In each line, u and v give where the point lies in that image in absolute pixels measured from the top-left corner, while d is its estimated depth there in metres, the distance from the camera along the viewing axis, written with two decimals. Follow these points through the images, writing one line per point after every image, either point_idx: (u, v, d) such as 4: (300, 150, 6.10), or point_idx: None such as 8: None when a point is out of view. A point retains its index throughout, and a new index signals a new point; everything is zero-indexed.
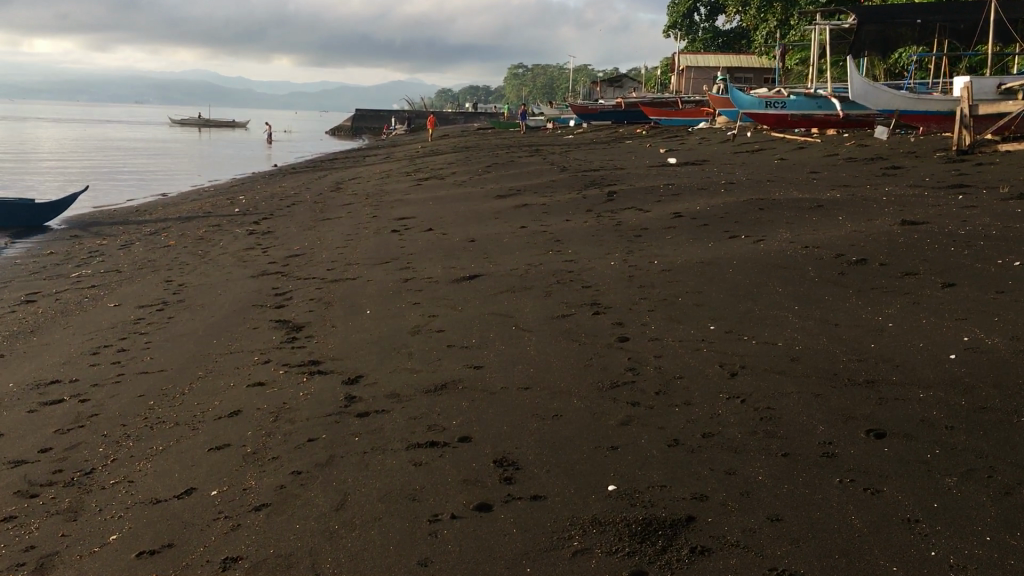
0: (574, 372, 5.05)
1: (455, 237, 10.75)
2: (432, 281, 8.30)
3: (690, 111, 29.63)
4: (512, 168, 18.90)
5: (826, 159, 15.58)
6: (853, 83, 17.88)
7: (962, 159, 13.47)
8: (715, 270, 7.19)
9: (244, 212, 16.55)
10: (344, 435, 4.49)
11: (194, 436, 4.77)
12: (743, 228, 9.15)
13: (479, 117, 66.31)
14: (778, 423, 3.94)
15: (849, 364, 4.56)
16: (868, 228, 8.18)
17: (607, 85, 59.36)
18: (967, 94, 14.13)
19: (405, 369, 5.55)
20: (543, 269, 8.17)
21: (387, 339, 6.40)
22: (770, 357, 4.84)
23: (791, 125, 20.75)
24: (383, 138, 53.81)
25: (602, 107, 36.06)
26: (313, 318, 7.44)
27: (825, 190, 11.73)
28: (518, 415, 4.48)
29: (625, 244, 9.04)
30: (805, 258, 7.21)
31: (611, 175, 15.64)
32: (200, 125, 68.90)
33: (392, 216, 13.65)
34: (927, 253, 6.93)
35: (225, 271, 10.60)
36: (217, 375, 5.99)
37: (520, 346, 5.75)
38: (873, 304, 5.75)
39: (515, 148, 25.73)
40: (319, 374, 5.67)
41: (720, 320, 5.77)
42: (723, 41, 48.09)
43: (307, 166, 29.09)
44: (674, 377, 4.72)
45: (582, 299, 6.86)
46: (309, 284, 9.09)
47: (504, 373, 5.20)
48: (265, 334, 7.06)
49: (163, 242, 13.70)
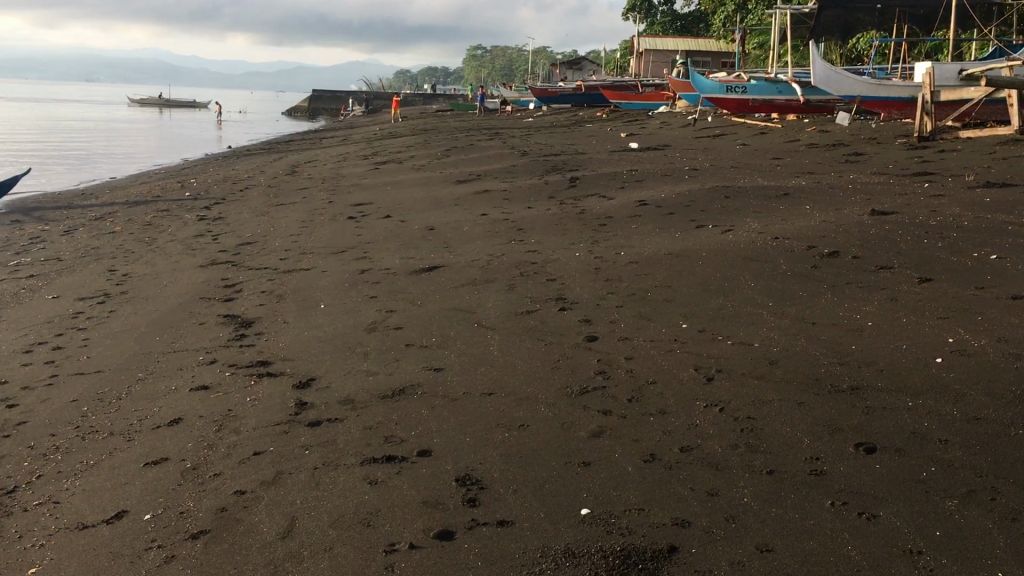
0: (540, 375, 4.77)
1: (413, 225, 10.38)
2: (390, 272, 7.96)
3: (651, 94, 29.43)
4: (472, 151, 18.51)
5: (789, 145, 15.43)
6: (815, 68, 17.73)
7: (925, 146, 13.39)
8: (685, 263, 6.94)
9: (195, 197, 16.00)
10: (293, 447, 4.16)
11: (130, 448, 4.41)
12: (710, 217, 8.91)
13: (438, 99, 65.67)
14: (761, 436, 3.69)
15: (831, 367, 4.32)
16: (837, 218, 7.99)
17: (567, 68, 59.08)
18: (929, 80, 14.01)
19: (360, 371, 5.21)
20: (505, 260, 7.86)
21: (343, 336, 6.06)
22: (748, 359, 4.59)
23: (752, 111, 20.38)
24: (340, 119, 53.06)
25: (561, 90, 35.72)
26: (263, 313, 7.05)
27: (790, 177, 11.58)
28: (481, 424, 4.19)
29: (590, 233, 8.77)
30: (776, 250, 6.98)
31: (574, 160, 15.35)
32: (156, 107, 67.33)
33: (348, 202, 13.24)
34: (899, 245, 6.73)
35: (171, 260, 10.14)
36: (158, 377, 5.60)
37: (482, 346, 5.45)
38: (849, 300, 5.52)
39: (474, 131, 25.36)
40: (268, 376, 5.32)
41: (692, 318, 5.51)
42: (681, 24, 48.02)
43: (262, 148, 28.41)
44: (647, 383, 4.45)
45: (547, 293, 6.56)
46: (260, 274, 8.68)
47: (466, 376, 4.90)
48: (212, 330, 6.67)
49: (109, 228, 13.15)
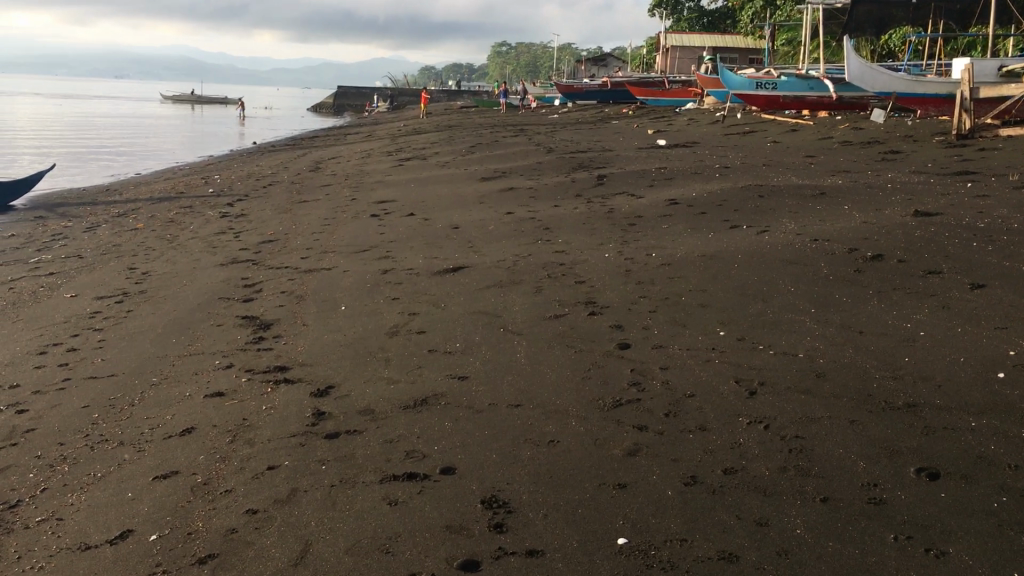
0: (570, 385, 4.52)
1: (437, 224, 10.15)
2: (413, 273, 7.73)
3: (678, 91, 29.04)
4: (497, 148, 18.27)
5: (821, 142, 15.06)
6: (849, 63, 17.30)
7: (963, 144, 12.98)
8: (719, 265, 6.65)
9: (218, 193, 15.87)
10: (309, 462, 3.93)
11: (140, 460, 4.20)
12: (743, 216, 8.61)
13: (464, 95, 65.49)
14: (811, 459, 3.44)
15: (884, 383, 4.05)
16: (879, 219, 7.67)
17: (591, 64, 58.69)
18: (968, 76, 13.56)
19: (381, 379, 4.98)
20: (532, 261, 7.61)
21: (363, 341, 5.82)
22: (794, 371, 4.31)
23: (782, 107, 20.04)
24: (365, 116, 53.00)
25: (586, 86, 35.37)
26: (283, 315, 6.84)
27: (825, 175, 11.24)
28: (508, 438, 3.94)
29: (619, 233, 8.49)
30: (815, 252, 6.67)
31: (600, 157, 15.03)
32: (190, 104, 67.67)
33: (372, 199, 13.02)
34: (947, 248, 6.42)
35: (192, 258, 9.95)
36: (173, 382, 5.38)
37: (508, 353, 5.20)
38: (898, 307, 5.24)
39: (499, 128, 25.07)
40: (286, 383, 5.09)
41: (730, 324, 5.23)
42: (708, 21, 47.54)
43: (287, 144, 28.33)
44: (684, 396, 4.19)
45: (576, 296, 6.31)
46: (280, 274, 8.48)
47: (492, 386, 4.65)
48: (229, 332, 6.46)
49: (132, 226, 12.98)
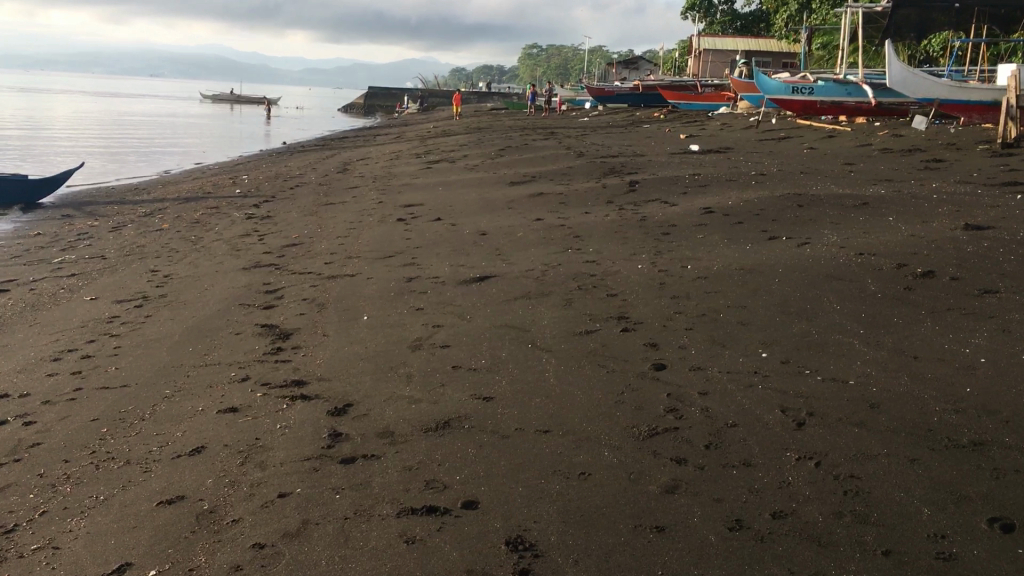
0: (604, 410, 4.24)
1: (464, 229, 9.89)
2: (439, 281, 7.49)
3: (711, 95, 28.62)
4: (527, 151, 18.00)
5: (860, 150, 14.65)
6: (891, 68, 16.83)
7: (1009, 153, 12.52)
8: (760, 279, 6.34)
9: (245, 194, 15.74)
10: (323, 490, 3.68)
11: (145, 482, 3.97)
12: (783, 227, 8.28)
13: (494, 97, 65.32)
14: (869, 504, 3.13)
15: (946, 417, 3.72)
16: (926, 232, 7.31)
17: (622, 67, 58.34)
18: (1014, 83, 13.10)
19: (401, 399, 4.73)
20: (562, 271, 7.34)
21: (384, 355, 5.58)
22: (846, 401, 4.00)
23: (819, 112, 19.67)
24: (395, 117, 52.99)
25: (618, 89, 34.98)
26: (303, 323, 6.62)
27: (866, 184, 10.86)
28: (537, 471, 3.67)
29: (652, 242, 8.19)
30: (861, 268, 6.34)
31: (632, 161, 14.72)
32: (226, 104, 68.23)
33: (399, 202, 12.80)
34: (1003, 266, 6.05)
35: (215, 261, 9.77)
36: (184, 396, 5.16)
37: (537, 371, 4.92)
38: (954, 330, 4.90)
39: (529, 130, 24.79)
40: (302, 400, 4.86)
41: (774, 345, 4.92)
42: (741, 24, 47.02)
43: (315, 144, 28.22)
44: (725, 426, 3.90)
45: (609, 310, 6.03)
46: (303, 279, 8.28)
47: (519, 409, 4.38)
48: (247, 342, 6.24)
49: (157, 226, 12.85)
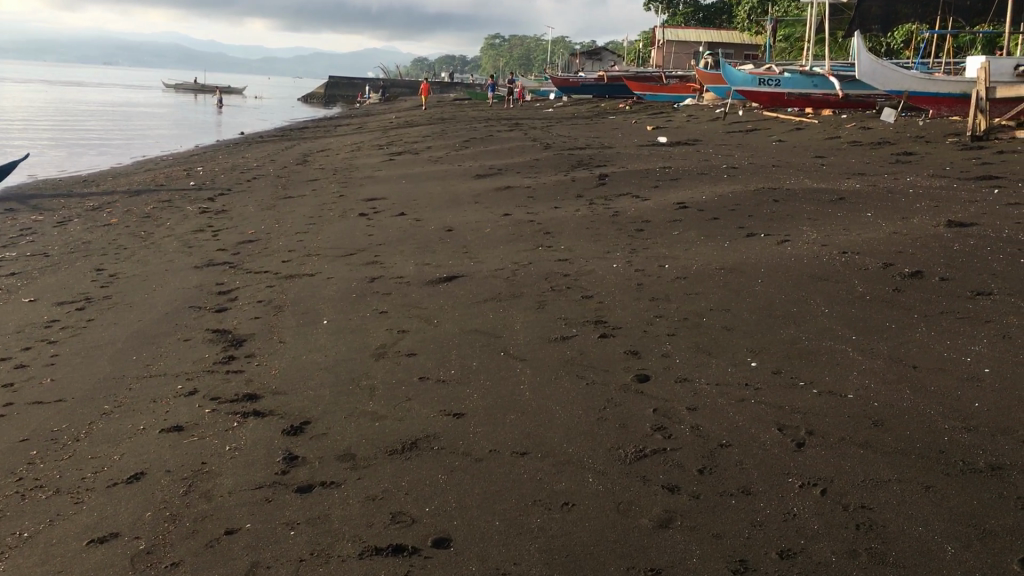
0: (584, 428, 3.91)
1: (429, 225, 9.50)
2: (403, 281, 7.11)
3: (677, 87, 28.38)
4: (492, 142, 17.65)
5: (829, 142, 14.48)
6: (859, 60, 16.69)
7: (978, 146, 12.38)
8: (742, 279, 6.04)
9: (200, 186, 15.21)
10: (275, 525, 3.32)
11: (76, 516, 3.60)
12: (759, 223, 8.01)
13: (457, 87, 64.72)
14: (885, 540, 2.82)
15: (958, 436, 3.42)
16: (908, 229, 7.06)
17: (585, 57, 58.07)
18: (984, 75, 12.81)
19: (363, 416, 4.37)
20: (533, 270, 6.99)
21: (345, 363, 5.21)
22: (848, 417, 3.70)
23: (786, 105, 19.50)
24: (356, 107, 52.19)
25: (582, 80, 34.65)
26: (257, 328, 6.23)
27: (840, 178, 10.63)
28: (515, 500, 3.33)
29: (625, 240, 7.88)
30: (845, 267, 6.05)
31: (600, 154, 14.42)
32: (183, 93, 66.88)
33: (361, 195, 12.37)
34: (992, 265, 5.79)
35: (165, 259, 9.30)
36: (125, 414, 4.78)
37: (510, 383, 4.59)
38: (951, 335, 4.62)
39: (493, 121, 24.39)
40: (254, 418, 4.50)
41: (762, 354, 4.62)
42: (703, 16, 46.98)
43: (274, 135, 27.59)
44: (717, 447, 3.58)
45: (584, 313, 5.70)
46: (258, 279, 7.87)
47: (492, 427, 4.04)
48: (197, 350, 5.85)
49: (105, 220, 12.30)
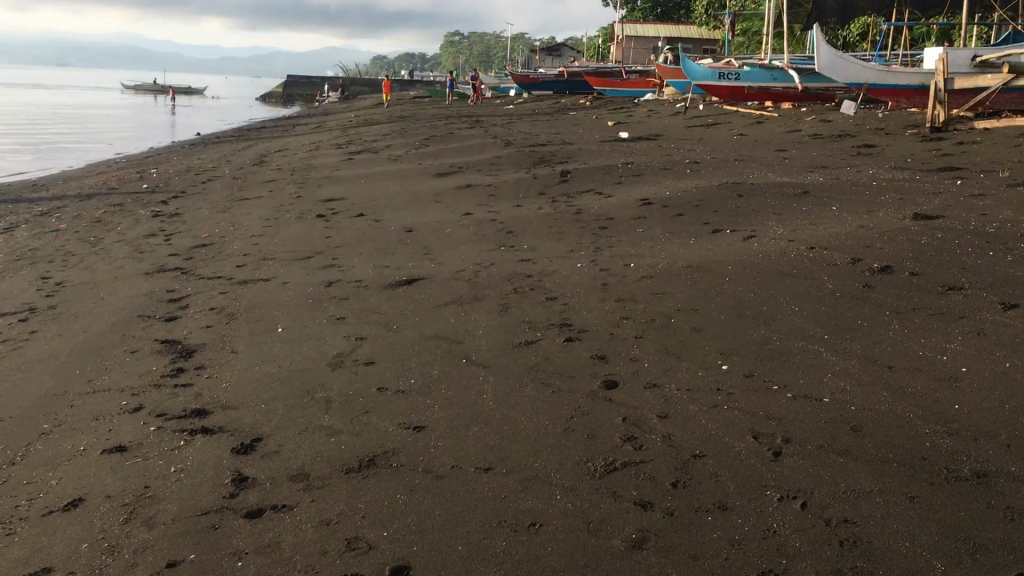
0: (552, 440, 3.72)
1: (388, 226, 9.26)
2: (361, 285, 6.87)
3: (637, 82, 28.33)
4: (452, 140, 17.41)
5: (790, 135, 14.43)
6: (819, 53, 16.68)
7: (938, 137, 12.39)
8: (710, 277, 5.89)
9: (152, 189, 14.80)
10: (221, 556, 3.10)
11: (6, 550, 3.34)
12: (724, 219, 7.88)
13: (417, 85, 64.25)
14: (871, 558, 2.66)
15: (940, 440, 3.28)
16: (875, 223, 6.97)
17: (545, 53, 57.97)
18: (942, 66, 12.85)
19: (319, 431, 4.14)
20: (495, 271, 6.79)
21: (299, 374, 4.98)
22: (825, 423, 3.55)
23: (746, 98, 19.45)
24: (314, 106, 51.57)
25: (543, 77, 34.49)
26: (208, 337, 5.98)
27: (803, 172, 10.55)
28: (479, 522, 3.14)
29: (589, 238, 7.71)
30: (814, 263, 5.93)
31: (561, 150, 14.26)
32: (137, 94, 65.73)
33: (318, 196, 12.09)
34: (961, 258, 5.70)
35: (114, 266, 8.96)
36: (65, 433, 4.51)
37: (473, 392, 4.39)
38: (924, 333, 4.49)
39: (453, 118, 24.14)
40: (202, 436, 4.26)
41: (734, 357, 4.46)
42: (662, 10, 47.03)
43: (230, 135, 27.09)
44: (691, 458, 3.41)
45: (548, 316, 5.51)
46: (211, 285, 7.59)
47: (455, 441, 3.83)
48: (143, 363, 5.57)
49: (53, 226, 11.89)
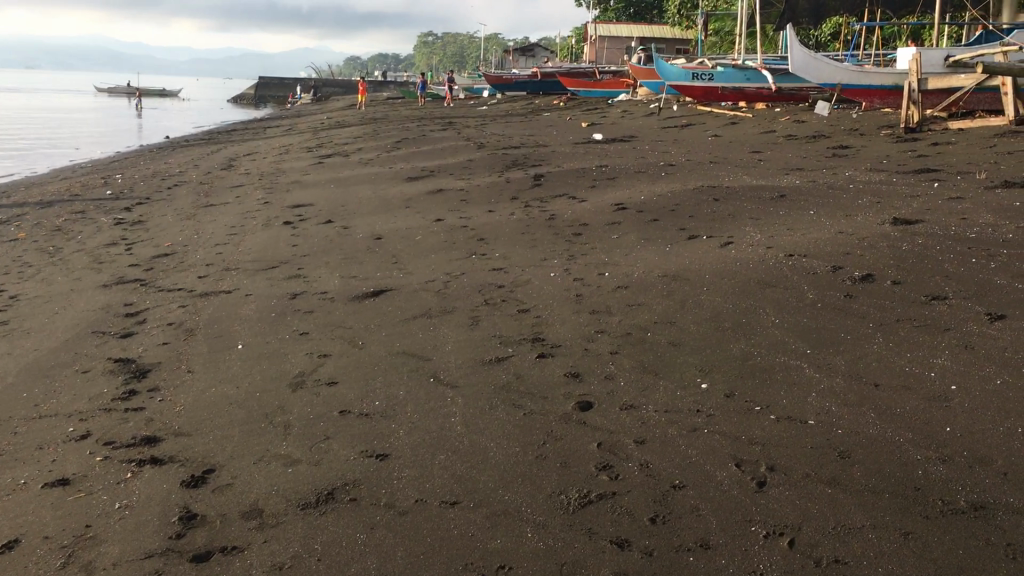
0: (523, 469, 3.50)
1: (356, 233, 9.00)
2: (326, 297, 6.62)
3: (611, 82, 28.18)
4: (424, 142, 17.17)
5: (764, 136, 14.32)
6: (793, 53, 16.59)
7: (912, 137, 12.31)
8: (687, 287, 5.70)
9: (116, 195, 14.44)
10: None
11: None
12: (700, 224, 7.71)
13: (390, 86, 63.86)
14: None
15: (933, 468, 3.09)
16: (854, 228, 6.81)
17: (518, 54, 57.78)
18: (916, 66, 12.78)
19: (276, 460, 3.89)
20: (465, 282, 6.57)
21: (258, 395, 4.73)
22: (810, 448, 3.35)
23: (720, 99, 19.31)
24: (285, 108, 51.05)
25: (517, 77, 34.32)
26: (165, 355, 5.71)
27: (779, 174, 10.41)
28: (443, 565, 2.91)
29: (563, 245, 7.50)
30: (793, 271, 5.76)
31: (534, 153, 14.05)
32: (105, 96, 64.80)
33: (286, 202, 11.79)
34: (944, 265, 5.54)
35: (72, 277, 8.65)
36: (4, 464, 4.23)
37: (440, 415, 4.15)
38: (911, 347, 4.31)
39: (426, 120, 23.87)
40: (152, 467, 4.00)
41: (714, 374, 4.26)
42: (635, 10, 46.98)
43: (200, 138, 26.69)
44: (670, 489, 3.21)
45: (521, 330, 5.29)
46: (170, 298, 7.30)
47: (419, 471, 3.60)
48: (95, 384, 5.29)
49: (11, 235, 11.51)
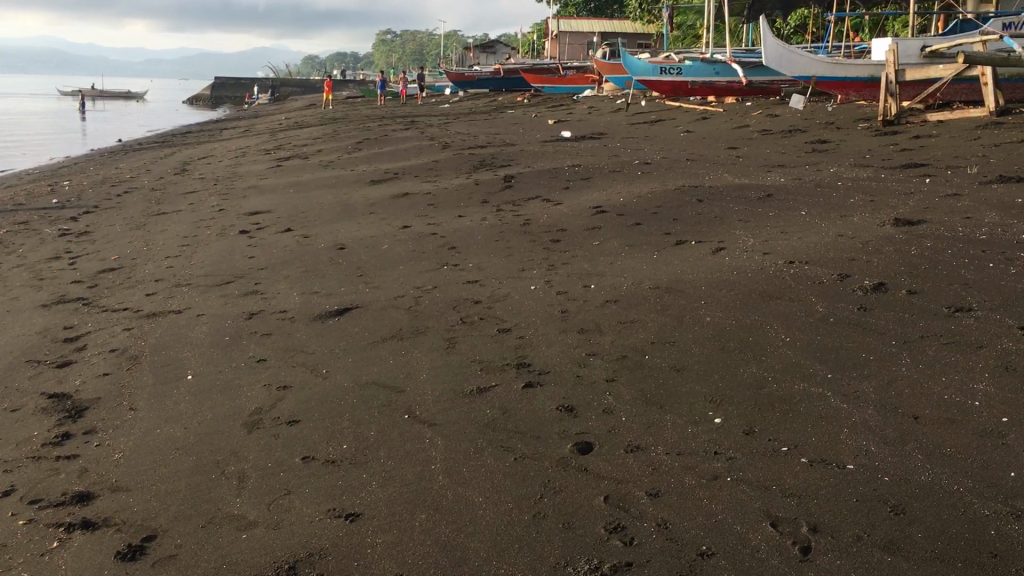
0: (522, 534, 2.97)
1: (318, 243, 8.41)
2: (286, 316, 6.05)
3: (575, 78, 27.71)
4: (386, 143, 16.60)
5: (739, 131, 13.91)
6: (765, 45, 16.20)
7: (892, 130, 11.95)
8: (683, 301, 5.21)
9: (64, 204, 13.68)
10: None
11: None
12: (686, 227, 7.25)
13: (349, 85, 63.01)
14: None
15: (1007, 527, 2.64)
16: (853, 230, 6.38)
17: (480, 51, 57.27)
18: (892, 57, 12.43)
19: (229, 522, 3.33)
20: (439, 296, 6.03)
21: (209, 438, 4.15)
22: (856, 501, 2.87)
23: (689, 94, 18.91)
24: (243, 109, 50.05)
25: (478, 74, 33.66)
26: (107, 387, 5.10)
27: (760, 171, 10.00)
28: None
29: (541, 253, 6.99)
30: (796, 281, 5.29)
31: (502, 152, 13.52)
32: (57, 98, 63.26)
33: (243, 209, 11.16)
34: (960, 271, 5.12)
35: (10, 296, 7.96)
36: None
37: (420, 461, 3.62)
38: (944, 371, 3.85)
39: (388, 119, 23.20)
40: (82, 533, 3.41)
41: (728, 406, 3.76)
42: (596, 5, 46.73)
43: (155, 141, 25.88)
44: (699, 557, 2.71)
45: (503, 353, 4.77)
46: (116, 319, 6.67)
47: (398, 537, 3.06)
48: (24, 426, 4.66)
49: None
